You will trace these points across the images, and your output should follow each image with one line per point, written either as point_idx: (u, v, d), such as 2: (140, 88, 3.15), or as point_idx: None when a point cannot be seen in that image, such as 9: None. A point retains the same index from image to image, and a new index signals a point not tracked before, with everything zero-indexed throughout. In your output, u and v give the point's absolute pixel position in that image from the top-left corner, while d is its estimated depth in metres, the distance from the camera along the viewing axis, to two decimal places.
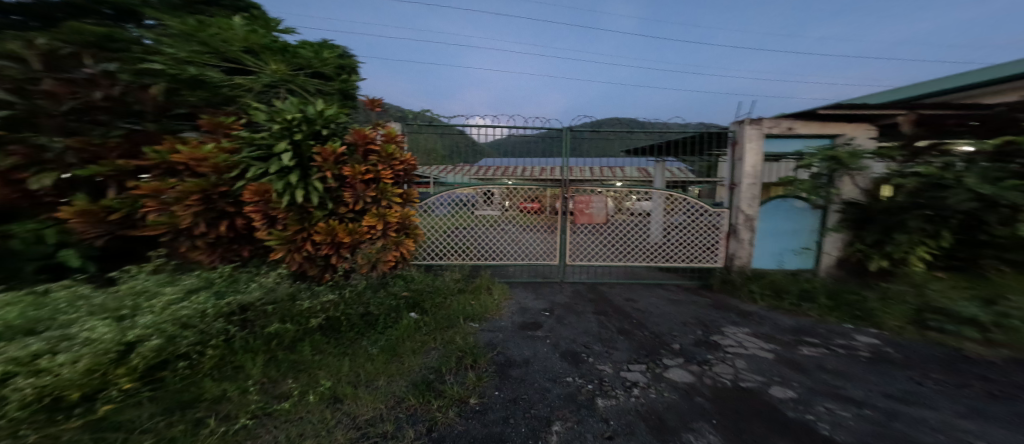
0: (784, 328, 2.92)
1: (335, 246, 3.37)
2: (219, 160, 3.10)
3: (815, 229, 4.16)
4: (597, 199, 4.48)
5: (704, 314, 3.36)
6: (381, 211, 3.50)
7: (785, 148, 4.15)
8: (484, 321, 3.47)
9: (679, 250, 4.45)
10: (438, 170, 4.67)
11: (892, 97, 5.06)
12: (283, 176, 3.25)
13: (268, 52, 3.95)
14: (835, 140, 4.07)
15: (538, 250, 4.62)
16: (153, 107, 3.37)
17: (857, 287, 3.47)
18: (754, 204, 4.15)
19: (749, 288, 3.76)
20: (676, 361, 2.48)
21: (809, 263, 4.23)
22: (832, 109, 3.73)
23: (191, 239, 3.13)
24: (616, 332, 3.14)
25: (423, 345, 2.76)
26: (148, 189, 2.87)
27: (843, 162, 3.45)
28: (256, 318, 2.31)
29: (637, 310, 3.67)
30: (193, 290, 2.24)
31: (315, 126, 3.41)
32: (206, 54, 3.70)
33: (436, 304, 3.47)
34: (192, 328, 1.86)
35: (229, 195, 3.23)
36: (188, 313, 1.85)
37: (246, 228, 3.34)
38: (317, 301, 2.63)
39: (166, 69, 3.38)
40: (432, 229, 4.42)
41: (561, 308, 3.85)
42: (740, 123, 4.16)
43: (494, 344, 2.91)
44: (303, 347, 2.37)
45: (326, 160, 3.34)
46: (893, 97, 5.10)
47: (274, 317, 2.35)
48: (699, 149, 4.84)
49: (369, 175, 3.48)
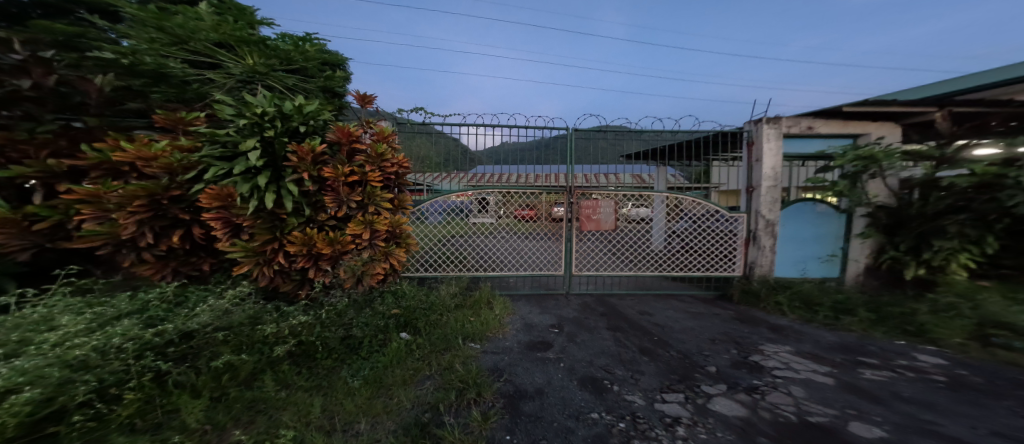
0: (829, 345, 2.58)
1: (313, 259, 2.93)
2: (173, 160, 2.65)
3: (841, 235, 3.89)
4: (604, 204, 4.10)
5: (732, 329, 3.00)
6: (367, 218, 3.11)
7: (805, 148, 3.88)
8: (486, 340, 3.03)
9: (692, 257, 4.13)
10: (432, 176, 4.27)
11: (907, 97, 4.84)
12: (250, 178, 2.80)
13: (244, 45, 3.53)
14: (857, 140, 3.81)
15: (541, 259, 4.22)
16: (98, 99, 2.82)
17: (895, 298, 3.17)
18: (775, 209, 3.85)
19: (775, 300, 3.43)
20: (718, 389, 2.11)
21: (835, 271, 3.93)
22: (857, 107, 3.48)
23: (138, 252, 2.67)
24: (637, 352, 2.75)
25: (415, 373, 2.32)
26: (82, 193, 2.40)
27: (872, 161, 3.13)
28: (202, 350, 1.83)
29: (655, 324, 3.30)
30: (116, 319, 1.74)
31: (290, 122, 2.99)
32: (170, 45, 3.25)
33: (430, 323, 3.03)
34: (98, 368, 1.38)
35: (184, 201, 2.78)
36: (91, 349, 1.37)
37: (205, 238, 2.87)
38: (285, 323, 2.19)
39: (119, 58, 2.90)
40: (425, 238, 4.00)
41: (570, 324, 3.44)
42: (755, 122, 3.91)
43: (500, 370, 2.47)
44: (263, 382, 1.90)
45: (303, 159, 2.90)
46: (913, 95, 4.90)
47: (226, 348, 1.87)
48: (700, 152, 4.60)
49: (353, 177, 3.08)
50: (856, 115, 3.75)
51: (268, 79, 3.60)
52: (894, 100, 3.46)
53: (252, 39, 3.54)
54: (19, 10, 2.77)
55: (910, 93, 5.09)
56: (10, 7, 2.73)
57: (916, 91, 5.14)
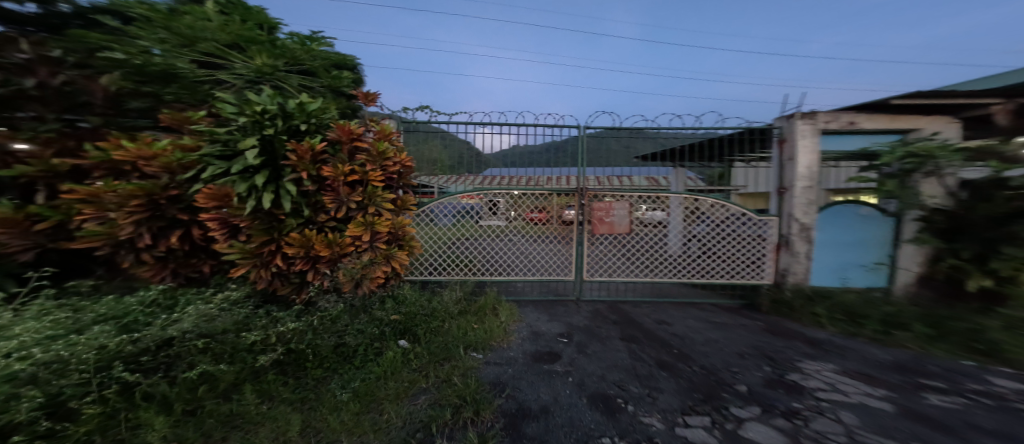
0: (880, 364, 2.25)
1: (312, 261, 2.82)
2: (173, 158, 2.61)
3: (888, 241, 3.50)
4: (618, 206, 3.87)
5: (764, 343, 2.69)
6: (368, 219, 2.99)
7: (846, 146, 3.54)
8: (490, 350, 2.83)
9: (715, 263, 3.82)
10: (443, 179, 4.10)
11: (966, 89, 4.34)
12: (248, 177, 2.71)
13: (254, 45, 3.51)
14: (906, 136, 3.44)
15: (550, 263, 4.00)
16: (103, 99, 2.82)
17: (957, 312, 2.78)
18: (811, 212, 3.50)
19: (812, 311, 3.10)
20: (750, 412, 1.84)
21: (880, 280, 3.55)
22: (908, 99, 3.12)
23: (136, 253, 2.63)
24: (654, 366, 2.50)
25: (410, 386, 2.15)
26: (82, 192, 2.36)
27: (931, 157, 2.78)
28: (179, 359, 1.71)
29: (675, 335, 3.02)
30: (91, 325, 1.64)
31: (292, 121, 2.90)
32: (184, 48, 3.24)
33: (431, 330, 2.87)
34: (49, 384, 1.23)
35: (182, 200, 2.72)
36: (43, 361, 1.24)
37: (204, 240, 2.81)
38: (273, 330, 2.06)
39: (130, 58, 2.87)
40: (429, 240, 3.86)
41: (581, 333, 3.21)
42: (788, 117, 3.59)
43: (502, 383, 2.27)
44: (244, 394, 1.77)
45: (302, 158, 2.78)
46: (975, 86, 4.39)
47: (206, 358, 1.74)
48: (719, 152, 4.26)
49: (354, 177, 2.96)
50: (907, 108, 3.37)
51: (277, 79, 3.63)
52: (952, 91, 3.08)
53: (261, 39, 3.54)
54: (61, 21, 2.86)
55: (969, 85, 4.58)
56: (53, 19, 2.82)
57: (977, 83, 4.62)
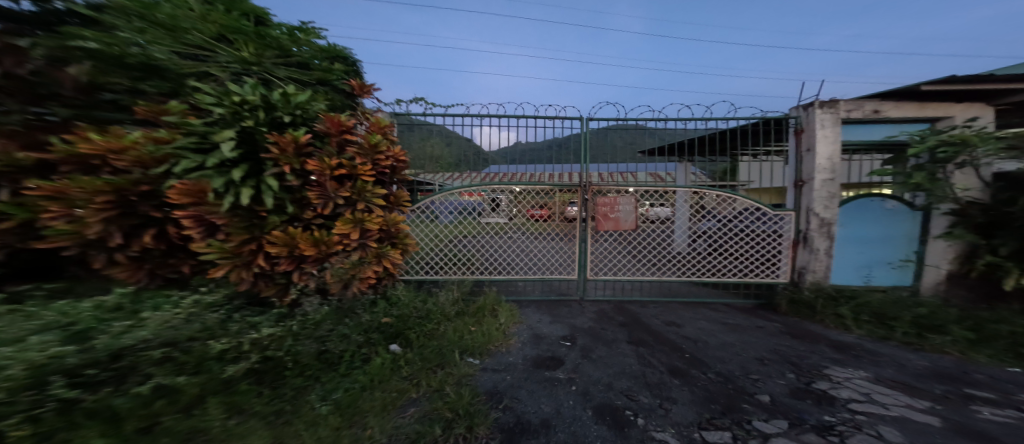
0: (917, 371, 2.04)
1: (297, 261, 2.64)
2: (146, 152, 2.43)
3: (915, 236, 3.26)
4: (624, 201, 3.65)
5: (784, 347, 2.48)
6: (357, 216, 2.80)
7: (871, 135, 3.29)
8: (488, 355, 2.64)
9: (727, 260, 3.62)
10: (444, 176, 3.88)
11: (1003, 72, 4.04)
12: (224, 171, 2.50)
13: (241, 36, 3.34)
14: (935, 125, 3.18)
15: (553, 262, 3.79)
16: (74, 89, 2.64)
17: (996, 314, 2.56)
18: (833, 206, 3.26)
19: (836, 312, 2.88)
20: (776, 426, 1.64)
21: (907, 278, 3.30)
22: (939, 85, 2.88)
23: (109, 252, 2.46)
24: (666, 373, 2.29)
25: (399, 397, 1.97)
26: (46, 189, 2.13)
27: (966, 146, 2.53)
28: (129, 373, 1.52)
29: (685, 338, 2.82)
30: (34, 335, 1.47)
31: (275, 112, 2.70)
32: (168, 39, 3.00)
33: (424, 334, 2.69)
34: None
35: (156, 197, 2.55)
36: None
37: (182, 239, 2.65)
38: (241, 338, 1.91)
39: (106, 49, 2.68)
40: (426, 238, 3.68)
41: (585, 336, 3.01)
42: (806, 106, 3.36)
43: (499, 393, 2.08)
44: (207, 409, 1.60)
45: (285, 151, 2.57)
46: (1010, 71, 4.10)
47: (163, 371, 1.58)
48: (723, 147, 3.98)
49: (341, 171, 2.75)
50: (936, 95, 3.13)
51: (264, 70, 3.42)
52: (990, 75, 2.83)
53: (247, 29, 3.33)
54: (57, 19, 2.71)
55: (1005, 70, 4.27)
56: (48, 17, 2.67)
57: (1009, 68, 4.33)
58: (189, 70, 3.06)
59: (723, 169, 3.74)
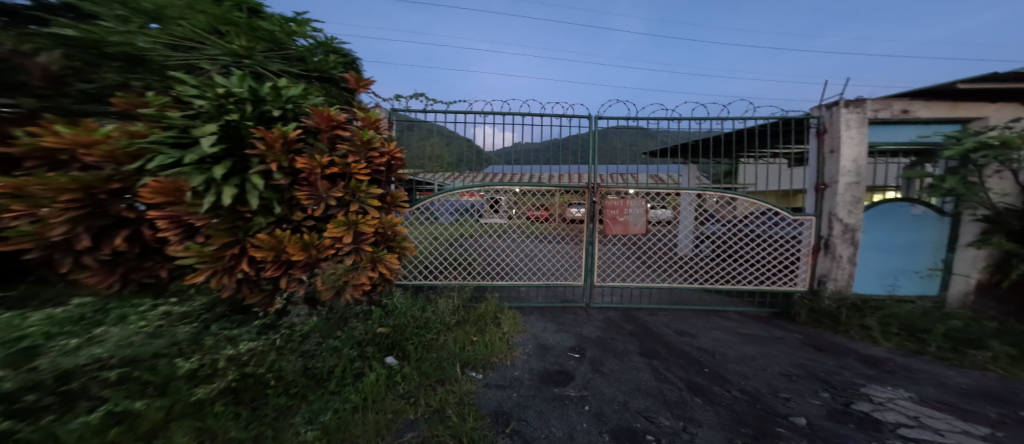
0: (962, 391, 1.87)
1: (285, 267, 2.44)
2: (117, 146, 2.22)
3: (943, 244, 3.14)
4: (634, 203, 3.48)
5: (811, 362, 2.30)
6: (350, 218, 2.59)
7: (900, 136, 3.14)
8: (491, 369, 2.43)
9: (741, 266, 3.46)
10: (443, 177, 3.69)
11: None
12: (205, 169, 2.29)
13: (232, 28, 3.01)
14: (968, 126, 3.04)
15: (557, 267, 3.61)
16: (43, 79, 2.43)
17: None
18: (857, 210, 3.10)
19: (861, 323, 2.72)
20: None
21: (932, 288, 3.18)
22: (975, 83, 2.74)
23: (77, 256, 2.25)
24: (687, 390, 2.11)
25: (395, 418, 1.77)
26: (4, 183, 1.93)
27: (1007, 149, 2.40)
28: (79, 397, 1.37)
29: (702, 350, 2.63)
30: None
31: (263, 106, 2.50)
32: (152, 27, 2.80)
33: (423, 346, 2.48)
34: None
35: (129, 195, 2.34)
36: None
37: (157, 241, 2.44)
38: (211, 354, 1.78)
39: (84, 37, 2.49)
40: (425, 241, 3.49)
41: (594, 347, 2.82)
42: (830, 105, 3.21)
43: (505, 414, 1.88)
44: (173, 438, 1.37)
45: (273, 147, 2.37)
46: None
47: (118, 394, 1.42)
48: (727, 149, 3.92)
49: (333, 169, 2.56)
50: (971, 94, 2.98)
51: (257, 64, 3.11)
52: None
53: (240, 21, 3.00)
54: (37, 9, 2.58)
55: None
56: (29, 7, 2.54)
57: None
58: (175, 62, 2.79)
59: (722, 171, 3.67)
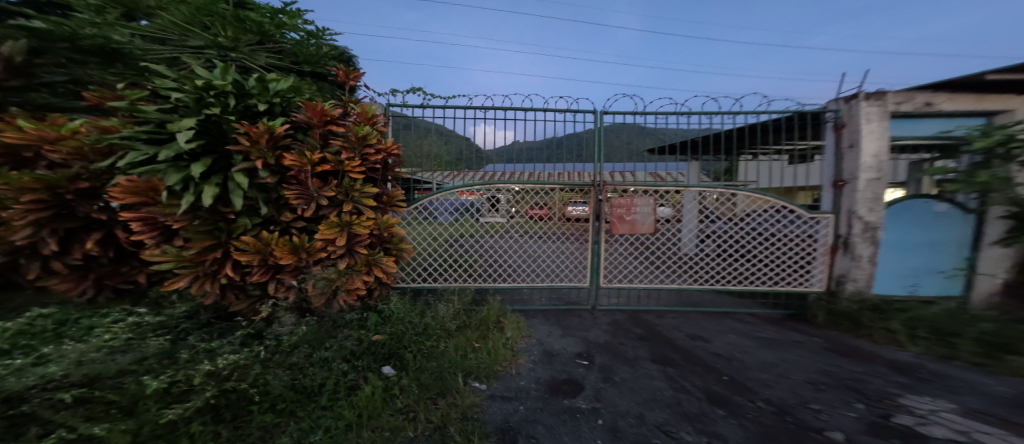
0: (1006, 401, 1.74)
1: (273, 271, 2.27)
2: (84, 142, 2.03)
3: (966, 242, 3.04)
4: (641, 201, 3.33)
5: (837, 369, 2.16)
6: (343, 219, 2.42)
7: (922, 130, 3.03)
8: (494, 379, 2.26)
9: (754, 266, 3.31)
10: (442, 175, 3.53)
11: None
12: (182, 166, 2.11)
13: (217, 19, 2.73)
14: (992, 119, 2.95)
15: (563, 268, 3.45)
16: (8, 70, 2.25)
17: None
18: (877, 207, 2.96)
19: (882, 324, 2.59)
20: None
21: (955, 288, 3.11)
22: (1003, 73, 2.63)
23: (44, 261, 2.08)
24: (707, 401, 1.96)
25: (393, 437, 1.60)
26: None
27: None
28: (31, 422, 1.21)
29: (717, 356, 2.49)
30: None
31: (249, 100, 2.34)
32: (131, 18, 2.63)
33: (422, 354, 2.32)
34: None
35: (100, 196, 2.15)
36: None
37: (133, 245, 2.23)
38: (187, 370, 1.61)
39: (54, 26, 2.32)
40: (423, 241, 3.32)
41: (602, 353, 2.67)
42: (848, 98, 3.08)
43: (512, 431, 1.72)
44: None
45: (258, 143, 2.19)
46: None
47: (76, 417, 1.24)
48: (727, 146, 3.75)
49: (325, 166, 2.38)
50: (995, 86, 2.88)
51: (242, 57, 2.86)
52: None
53: (226, 12, 2.71)
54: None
55: None
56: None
57: None
58: (154, 56, 2.58)
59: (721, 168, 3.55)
